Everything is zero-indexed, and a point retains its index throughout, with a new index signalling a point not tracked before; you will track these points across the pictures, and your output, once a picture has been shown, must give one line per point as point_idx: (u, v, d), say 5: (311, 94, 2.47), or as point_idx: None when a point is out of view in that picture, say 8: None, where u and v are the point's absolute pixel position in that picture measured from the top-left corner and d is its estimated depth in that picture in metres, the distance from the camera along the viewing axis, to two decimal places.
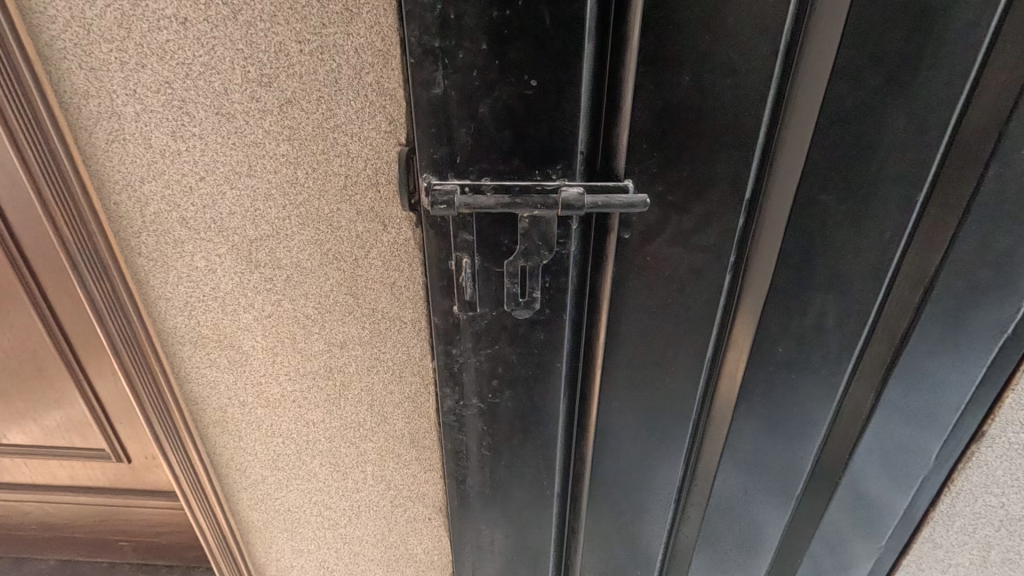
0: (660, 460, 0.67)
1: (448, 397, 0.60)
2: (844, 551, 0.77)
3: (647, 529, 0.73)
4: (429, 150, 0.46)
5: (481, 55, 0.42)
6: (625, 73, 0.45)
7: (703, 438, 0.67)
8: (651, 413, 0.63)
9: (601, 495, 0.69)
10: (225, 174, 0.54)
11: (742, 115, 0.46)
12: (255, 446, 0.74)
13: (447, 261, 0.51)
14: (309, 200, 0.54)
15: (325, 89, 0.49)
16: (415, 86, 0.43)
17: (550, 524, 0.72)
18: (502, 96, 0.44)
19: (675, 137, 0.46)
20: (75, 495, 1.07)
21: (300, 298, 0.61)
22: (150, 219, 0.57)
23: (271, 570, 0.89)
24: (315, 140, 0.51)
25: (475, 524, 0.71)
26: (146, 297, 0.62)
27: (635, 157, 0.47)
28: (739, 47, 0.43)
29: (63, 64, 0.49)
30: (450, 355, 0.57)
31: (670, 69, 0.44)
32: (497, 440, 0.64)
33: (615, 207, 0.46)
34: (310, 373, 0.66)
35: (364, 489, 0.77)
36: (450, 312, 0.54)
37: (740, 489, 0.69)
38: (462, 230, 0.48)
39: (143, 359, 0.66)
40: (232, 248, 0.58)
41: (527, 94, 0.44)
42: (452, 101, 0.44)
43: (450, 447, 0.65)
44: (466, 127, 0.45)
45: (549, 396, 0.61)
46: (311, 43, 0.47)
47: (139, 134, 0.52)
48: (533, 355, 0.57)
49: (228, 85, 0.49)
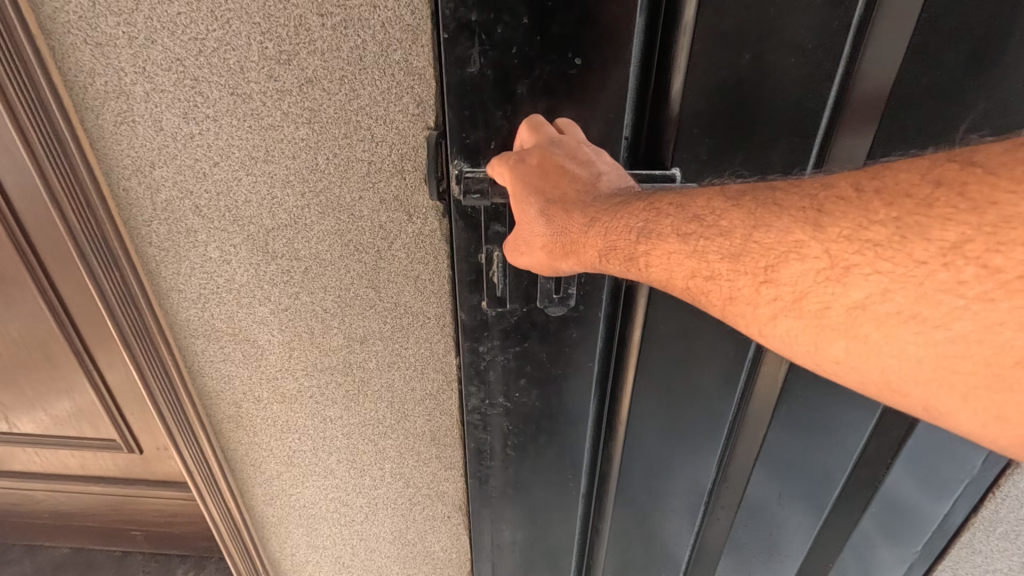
0: (691, 461, 0.64)
1: (473, 397, 0.57)
2: (875, 555, 0.75)
3: (674, 531, 0.70)
4: (461, 135, 0.42)
5: (522, 30, 0.38)
6: (677, 52, 0.41)
7: (738, 440, 0.63)
8: (685, 412, 0.59)
9: (629, 496, 0.67)
10: (240, 160, 0.50)
11: (806, 99, 0.42)
12: (270, 441, 0.72)
13: (477, 254, 0.48)
14: (330, 187, 0.51)
15: (348, 68, 0.45)
16: (447, 64, 0.39)
17: (573, 525, 0.70)
18: (543, 76, 0.40)
19: (731, 123, 0.43)
20: (87, 486, 1.06)
21: (318, 291, 0.58)
22: (162, 207, 0.54)
23: (286, 565, 0.88)
24: (337, 123, 0.48)
25: (498, 525, 0.69)
26: (158, 288, 0.59)
27: (684, 145, 0.43)
28: (807, 22, 0.39)
29: (67, 39, 0.46)
30: (476, 353, 0.54)
31: (730, 47, 0.40)
32: (522, 441, 0.61)
33: None
34: (328, 368, 0.64)
35: (382, 486, 0.75)
36: (479, 308, 0.51)
37: (774, 493, 0.66)
38: (494, 221, 0.45)
39: (155, 352, 0.63)
40: (247, 238, 0.55)
41: (571, 74, 0.40)
42: (488, 82, 0.40)
43: (473, 447, 0.62)
44: (502, 111, 0.41)
45: (578, 395, 0.58)
46: (333, 16, 0.43)
47: (149, 116, 0.49)
48: (563, 353, 0.54)
49: (243, 62, 0.45)
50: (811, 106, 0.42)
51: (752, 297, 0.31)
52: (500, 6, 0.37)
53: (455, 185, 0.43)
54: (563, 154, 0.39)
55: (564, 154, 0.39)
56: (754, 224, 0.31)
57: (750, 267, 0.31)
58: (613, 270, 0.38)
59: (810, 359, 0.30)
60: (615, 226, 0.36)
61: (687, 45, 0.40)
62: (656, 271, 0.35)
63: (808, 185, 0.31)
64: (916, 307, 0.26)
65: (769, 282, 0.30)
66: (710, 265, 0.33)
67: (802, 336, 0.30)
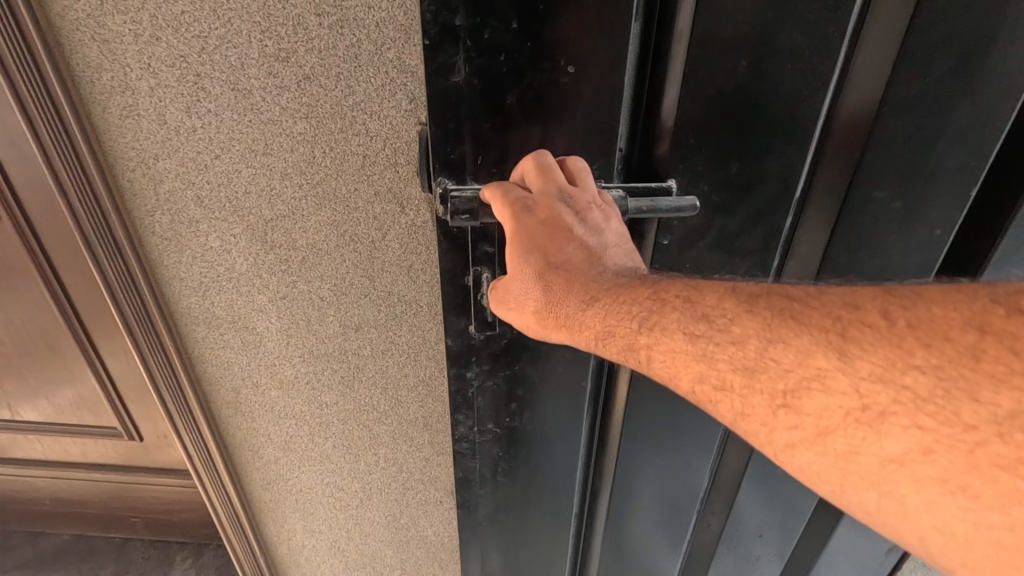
0: (679, 475, 0.66)
1: (462, 424, 0.58)
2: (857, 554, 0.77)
3: (663, 542, 0.72)
4: (443, 150, 0.42)
5: (511, 37, 0.38)
6: (673, 64, 0.43)
7: (723, 451, 0.66)
8: (671, 427, 0.62)
9: (619, 510, 0.69)
10: (241, 152, 0.52)
11: (798, 105, 0.43)
12: (267, 427, 0.74)
13: (465, 276, 0.48)
14: (327, 180, 0.53)
15: (345, 65, 0.47)
16: (431, 71, 0.39)
17: (565, 542, 0.71)
18: (533, 85, 0.41)
19: (722, 132, 0.44)
20: (87, 473, 1.08)
21: (315, 280, 0.60)
22: (164, 197, 0.56)
23: (282, 549, 0.90)
24: (334, 118, 0.50)
25: (484, 550, 0.69)
26: (159, 276, 0.61)
27: (679, 155, 0.45)
28: (802, 26, 0.40)
29: (75, 35, 0.48)
30: (463, 379, 0.55)
31: (725, 54, 0.41)
32: (512, 463, 0.62)
33: (661, 211, 0.44)
34: (324, 355, 0.66)
35: (376, 472, 0.77)
36: (466, 331, 0.51)
37: (760, 501, 0.69)
38: (481, 241, 0.46)
39: (156, 339, 0.65)
40: (247, 228, 0.57)
41: (562, 82, 0.41)
42: (476, 91, 0.40)
43: (461, 474, 0.62)
44: (491, 120, 0.41)
45: (568, 415, 0.59)
46: (330, 16, 0.45)
47: (153, 110, 0.51)
48: (553, 372, 0.56)
49: (244, 59, 0.48)
50: (802, 113, 0.44)
51: (769, 419, 0.30)
52: (485, 12, 0.37)
53: (439, 206, 0.43)
54: (572, 211, 0.40)
55: (571, 211, 0.40)
56: (771, 340, 0.30)
57: (767, 387, 0.30)
58: (611, 355, 0.38)
59: (837, 498, 0.28)
60: (615, 309, 0.37)
61: (682, 51, 0.42)
62: (660, 366, 0.35)
63: (834, 303, 0.29)
64: (967, 478, 0.23)
65: (788, 407, 0.29)
66: (721, 374, 0.32)
67: (819, 470, 0.28)
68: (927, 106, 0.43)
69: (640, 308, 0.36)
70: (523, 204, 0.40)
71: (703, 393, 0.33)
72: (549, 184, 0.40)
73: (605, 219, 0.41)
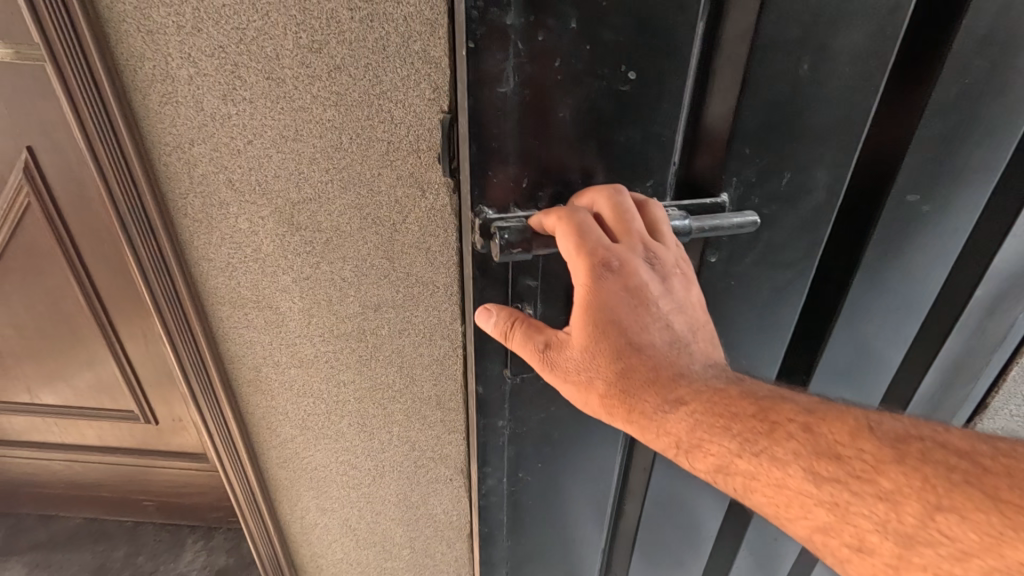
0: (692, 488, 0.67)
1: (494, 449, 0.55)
2: None
3: (667, 556, 0.73)
4: (501, 178, 0.41)
5: (574, 45, 0.38)
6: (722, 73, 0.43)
7: None
8: None
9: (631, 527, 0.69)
10: (272, 138, 0.56)
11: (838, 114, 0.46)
12: (286, 406, 0.77)
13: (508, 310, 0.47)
14: (353, 164, 0.57)
15: (373, 56, 0.51)
16: (490, 83, 0.38)
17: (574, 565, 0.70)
18: (592, 95, 0.40)
19: (771, 141, 0.46)
20: (102, 456, 1.11)
21: (338, 261, 0.63)
22: (197, 181, 0.59)
23: (295, 527, 0.93)
24: (362, 106, 0.53)
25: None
26: (188, 257, 0.65)
27: (733, 166, 0.46)
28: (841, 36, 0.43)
29: (122, 26, 0.51)
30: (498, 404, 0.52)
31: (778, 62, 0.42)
32: (538, 488, 0.60)
33: (723, 229, 0.46)
34: (343, 334, 0.69)
35: (389, 450, 0.81)
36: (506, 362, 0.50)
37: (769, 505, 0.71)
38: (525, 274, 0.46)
39: (184, 317, 0.69)
40: (275, 210, 0.60)
41: (623, 91, 0.41)
42: (538, 103, 0.40)
43: (484, 504, 0.59)
44: (551, 136, 0.41)
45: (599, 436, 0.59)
46: (361, 11, 0.49)
47: (191, 97, 0.54)
48: None
49: (280, 50, 0.51)
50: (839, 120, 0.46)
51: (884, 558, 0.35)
52: (550, 19, 0.37)
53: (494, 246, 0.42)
54: (656, 276, 0.42)
55: (655, 277, 0.42)
56: (877, 485, 0.35)
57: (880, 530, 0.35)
58: (709, 470, 0.42)
59: None
60: (716, 414, 0.41)
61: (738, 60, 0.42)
62: (764, 499, 0.39)
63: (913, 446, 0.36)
64: None
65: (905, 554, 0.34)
66: (834, 519, 0.36)
67: None
68: (937, 111, 0.48)
69: (741, 426, 0.40)
70: (606, 253, 0.40)
71: (826, 540, 0.37)
72: (633, 235, 0.41)
73: (680, 286, 0.44)
